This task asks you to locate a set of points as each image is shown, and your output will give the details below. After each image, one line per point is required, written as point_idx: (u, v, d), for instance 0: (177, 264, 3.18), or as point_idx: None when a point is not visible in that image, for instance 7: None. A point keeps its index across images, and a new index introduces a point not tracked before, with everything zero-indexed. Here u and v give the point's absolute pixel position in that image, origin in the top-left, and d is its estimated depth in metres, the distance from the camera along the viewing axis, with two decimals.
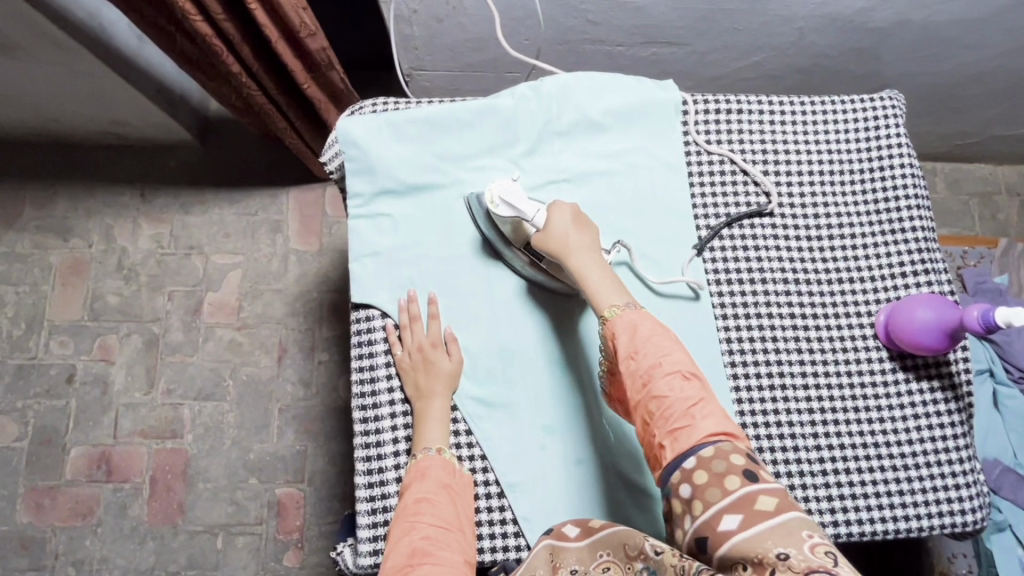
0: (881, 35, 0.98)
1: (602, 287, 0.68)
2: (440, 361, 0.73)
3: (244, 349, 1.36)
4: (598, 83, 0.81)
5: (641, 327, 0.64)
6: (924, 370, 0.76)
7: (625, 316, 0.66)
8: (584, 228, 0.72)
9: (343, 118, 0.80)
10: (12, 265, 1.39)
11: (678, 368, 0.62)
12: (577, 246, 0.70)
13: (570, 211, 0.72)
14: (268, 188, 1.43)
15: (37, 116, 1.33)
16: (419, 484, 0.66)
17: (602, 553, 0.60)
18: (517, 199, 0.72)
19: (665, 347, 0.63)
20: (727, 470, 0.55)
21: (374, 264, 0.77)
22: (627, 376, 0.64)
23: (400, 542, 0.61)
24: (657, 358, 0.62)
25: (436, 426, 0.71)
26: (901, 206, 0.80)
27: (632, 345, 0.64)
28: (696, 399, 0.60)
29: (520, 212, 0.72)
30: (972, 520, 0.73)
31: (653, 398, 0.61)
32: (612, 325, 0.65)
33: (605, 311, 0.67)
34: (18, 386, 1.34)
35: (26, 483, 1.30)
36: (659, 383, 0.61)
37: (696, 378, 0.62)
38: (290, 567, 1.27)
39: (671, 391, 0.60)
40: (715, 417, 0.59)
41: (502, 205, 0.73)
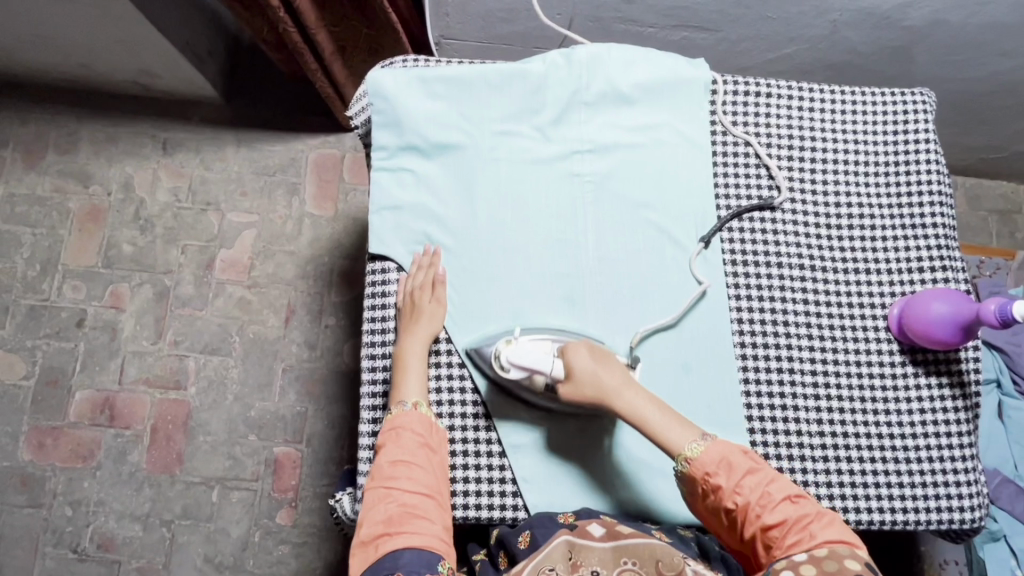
0: (916, 35, 0.97)
1: (665, 425, 0.67)
2: (420, 304, 0.74)
3: (253, 307, 1.37)
4: (629, 55, 0.82)
5: (733, 458, 0.64)
6: (934, 365, 0.76)
7: (712, 452, 0.65)
8: (608, 361, 0.70)
9: (373, 70, 0.80)
10: (31, 206, 1.40)
11: (786, 492, 0.63)
12: (614, 387, 0.68)
13: (585, 348, 0.70)
14: (288, 149, 1.44)
15: (66, 60, 1.34)
16: (395, 444, 0.66)
17: (627, 560, 0.60)
18: (526, 357, 0.69)
19: (768, 473, 0.65)
20: (839, 570, 0.56)
21: (394, 218, 0.78)
22: (737, 509, 0.63)
23: (376, 510, 0.63)
24: (763, 487, 0.63)
25: (414, 379, 0.71)
26: (924, 201, 0.80)
27: (737, 478, 0.64)
28: (814, 518, 0.61)
29: (533, 368, 0.69)
30: (971, 519, 0.73)
31: (769, 528, 0.61)
32: (699, 467, 0.64)
33: (684, 450, 0.66)
34: (29, 326, 1.35)
35: (30, 422, 1.32)
36: (772, 509, 0.62)
37: (803, 497, 0.64)
38: (283, 525, 1.28)
39: (786, 516, 0.62)
40: (833, 527, 0.61)
41: (513, 367, 0.70)
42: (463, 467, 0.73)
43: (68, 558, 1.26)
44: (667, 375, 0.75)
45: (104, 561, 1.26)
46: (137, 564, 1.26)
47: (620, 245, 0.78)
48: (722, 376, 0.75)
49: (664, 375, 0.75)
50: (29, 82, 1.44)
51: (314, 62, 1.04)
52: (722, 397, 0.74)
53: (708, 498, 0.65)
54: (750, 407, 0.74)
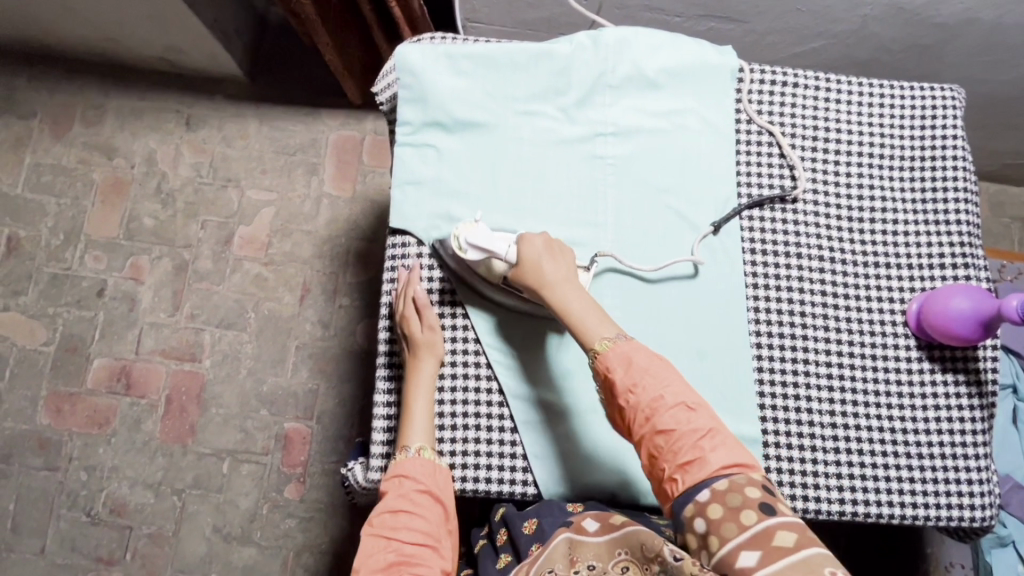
0: (947, 33, 0.96)
1: (586, 317, 0.67)
2: (414, 337, 0.74)
3: (269, 284, 1.38)
4: (656, 40, 0.82)
5: (636, 357, 0.63)
6: (951, 361, 0.75)
7: (619, 349, 0.64)
8: (557, 256, 0.71)
9: (401, 46, 0.82)
10: (57, 176, 1.43)
11: (681, 398, 0.61)
12: (555, 279, 0.69)
13: (539, 239, 0.71)
14: (309, 130, 1.45)
15: (96, 33, 1.36)
16: (396, 491, 0.66)
17: (620, 550, 0.59)
18: (486, 240, 0.71)
19: (663, 376, 0.62)
20: (742, 504, 0.53)
21: (415, 192, 0.79)
22: (627, 409, 0.62)
23: (376, 557, 0.62)
24: (658, 391, 0.61)
25: (420, 418, 0.72)
26: (949, 197, 0.79)
27: (632, 379, 0.62)
28: (706, 432, 0.58)
29: (491, 251, 0.71)
30: (981, 517, 0.73)
31: (658, 434, 0.60)
32: (603, 361, 0.64)
33: (596, 345, 0.65)
34: (51, 293, 1.38)
35: (48, 387, 1.35)
36: (663, 415, 0.60)
37: (700, 407, 0.60)
38: (290, 499, 1.30)
39: (676, 423, 0.59)
40: (726, 448, 0.58)
41: (471, 249, 0.71)
42: (475, 441, 0.74)
43: (81, 521, 1.29)
44: (682, 359, 0.75)
45: (116, 526, 1.29)
46: (147, 530, 1.29)
47: (638, 229, 0.78)
48: (737, 362, 0.75)
49: (678, 358, 0.75)
50: (58, 54, 1.46)
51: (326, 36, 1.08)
52: (736, 381, 0.74)
53: (606, 393, 0.64)
54: (763, 395, 0.74)
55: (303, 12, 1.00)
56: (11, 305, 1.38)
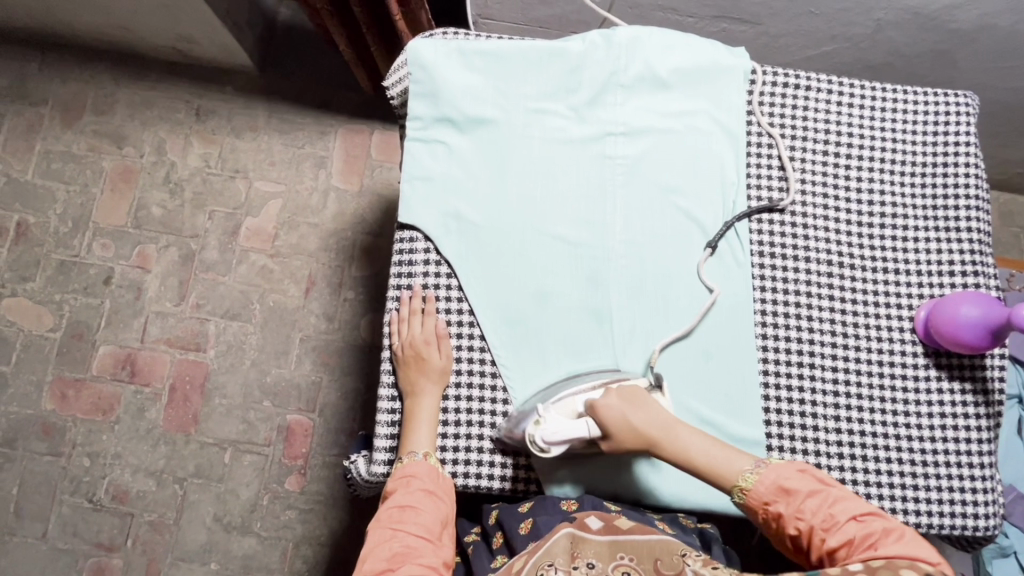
0: (962, 39, 0.94)
1: (718, 457, 0.65)
2: (431, 362, 0.74)
3: (274, 276, 1.39)
4: (669, 40, 0.81)
5: (789, 483, 0.62)
6: (958, 370, 0.75)
7: (767, 480, 0.63)
8: (639, 402, 0.67)
9: (414, 41, 0.82)
10: (67, 163, 1.44)
11: (849, 511, 0.60)
12: (652, 430, 0.66)
13: (613, 398, 0.66)
14: (317, 123, 1.45)
15: (108, 22, 1.37)
16: (404, 489, 0.66)
17: (623, 555, 0.60)
18: (563, 430, 0.66)
19: (828, 492, 0.62)
20: None
21: (424, 188, 0.79)
22: (801, 534, 0.61)
23: (381, 547, 0.62)
24: (826, 509, 0.60)
25: (424, 431, 0.72)
26: (960, 204, 0.79)
27: (797, 504, 0.61)
28: (884, 535, 0.58)
29: (573, 439, 0.67)
30: (984, 526, 0.72)
31: (835, 552, 0.59)
32: (756, 497, 0.63)
33: (740, 480, 0.64)
34: (58, 280, 1.39)
35: (54, 372, 1.35)
36: (836, 531, 0.59)
37: (870, 515, 0.60)
38: (290, 490, 1.30)
39: (852, 536, 0.59)
40: (902, 544, 0.57)
41: (552, 446, 0.67)
42: (478, 436, 0.75)
43: (83, 507, 1.30)
44: (688, 362, 0.75)
45: (118, 513, 1.30)
46: (148, 518, 1.30)
47: (646, 229, 0.78)
48: (743, 366, 0.75)
49: (685, 362, 0.75)
50: (71, 42, 1.47)
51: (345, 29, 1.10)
52: (741, 384, 0.74)
53: (772, 526, 0.63)
54: (767, 399, 0.74)
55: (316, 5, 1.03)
56: (19, 291, 1.38)
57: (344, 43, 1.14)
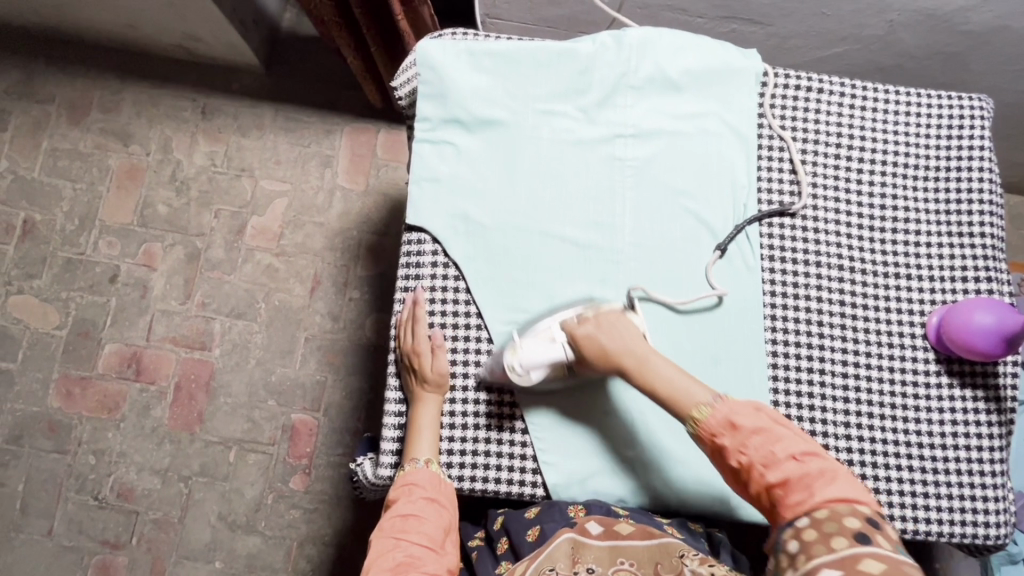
0: (976, 41, 0.93)
1: (678, 385, 0.65)
2: (426, 372, 0.73)
3: (280, 275, 1.39)
4: (680, 41, 0.81)
5: (739, 418, 0.60)
6: (970, 377, 0.74)
7: (718, 413, 0.61)
8: (613, 325, 0.69)
9: (423, 42, 0.81)
10: (73, 161, 1.44)
11: (791, 449, 0.58)
12: (618, 354, 0.68)
13: (587, 320, 0.70)
14: (323, 122, 1.45)
15: (115, 20, 1.37)
16: (406, 498, 0.66)
17: (623, 560, 0.60)
18: (538, 353, 0.70)
19: (775, 430, 0.59)
20: (837, 531, 0.52)
21: (432, 190, 0.79)
22: (740, 468, 0.59)
23: (384, 558, 0.62)
24: (769, 446, 0.58)
25: (426, 437, 0.72)
26: (974, 209, 0.78)
27: (741, 438, 0.60)
28: (820, 477, 0.56)
29: (549, 360, 0.70)
30: (995, 535, 0.72)
31: (772, 488, 0.57)
32: (706, 428, 0.62)
33: (693, 411, 0.63)
34: (64, 277, 1.39)
35: (60, 369, 1.36)
36: (775, 468, 0.57)
37: (812, 455, 0.58)
38: (295, 490, 1.30)
39: (790, 474, 0.57)
40: (839, 488, 0.55)
41: (532, 370, 0.70)
42: (485, 440, 0.74)
43: (88, 505, 1.30)
44: (697, 367, 0.74)
45: (123, 511, 1.30)
46: (153, 516, 1.30)
47: (656, 232, 0.77)
48: (753, 371, 0.74)
49: (694, 366, 0.74)
50: (78, 40, 1.47)
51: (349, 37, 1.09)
52: (751, 389, 0.74)
53: (716, 457, 0.62)
54: (777, 404, 0.74)
55: (325, 12, 1.02)
56: (26, 288, 1.39)
57: (353, 55, 1.15)
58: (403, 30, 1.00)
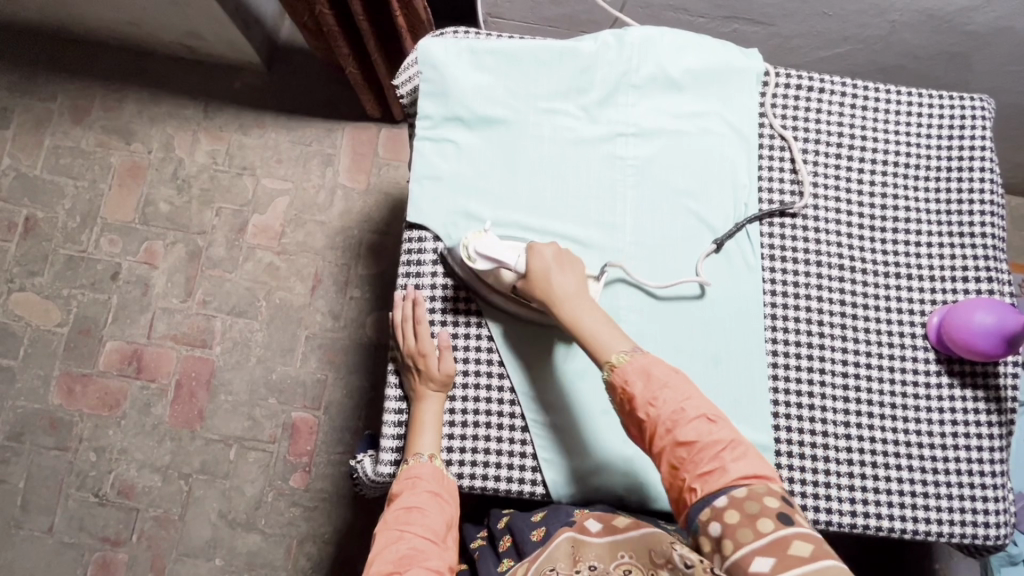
0: (978, 41, 0.93)
1: (603, 335, 0.66)
2: (431, 370, 0.73)
3: (281, 273, 1.39)
4: (681, 40, 0.81)
5: (655, 370, 0.62)
6: (970, 378, 0.74)
7: (635, 362, 0.63)
8: (565, 268, 0.70)
9: (424, 40, 0.81)
10: (75, 159, 1.44)
11: (702, 410, 0.59)
12: (559, 288, 0.68)
13: (549, 247, 0.70)
14: (325, 121, 1.45)
15: (118, 18, 1.37)
16: (410, 491, 0.66)
17: (623, 554, 0.59)
18: (493, 250, 0.71)
19: (686, 389, 0.61)
20: (760, 512, 0.52)
21: (432, 187, 0.79)
22: (647, 421, 0.60)
23: (387, 550, 0.61)
24: (679, 404, 0.60)
25: (430, 433, 0.72)
26: (975, 209, 0.78)
27: (653, 391, 0.61)
28: (729, 444, 0.57)
29: (499, 261, 0.70)
30: (995, 535, 0.72)
31: (679, 446, 0.58)
32: (620, 374, 0.62)
33: (611, 356, 0.64)
34: (66, 275, 1.39)
35: (61, 367, 1.36)
36: (684, 427, 0.58)
37: (721, 421, 0.59)
38: (295, 488, 1.30)
39: (699, 435, 0.58)
40: (748, 459, 0.57)
41: (479, 258, 0.71)
42: (486, 439, 0.74)
43: (89, 502, 1.31)
44: (697, 366, 0.74)
45: (123, 508, 1.30)
46: (154, 513, 1.30)
47: (657, 231, 0.77)
48: (753, 370, 0.74)
49: (694, 365, 0.74)
50: (81, 38, 1.47)
51: (347, 45, 1.09)
52: (751, 388, 0.74)
53: (624, 408, 0.63)
54: (776, 403, 0.74)
55: (325, 22, 1.01)
56: (27, 286, 1.39)
57: (353, 67, 1.15)
58: (401, 28, 1.00)
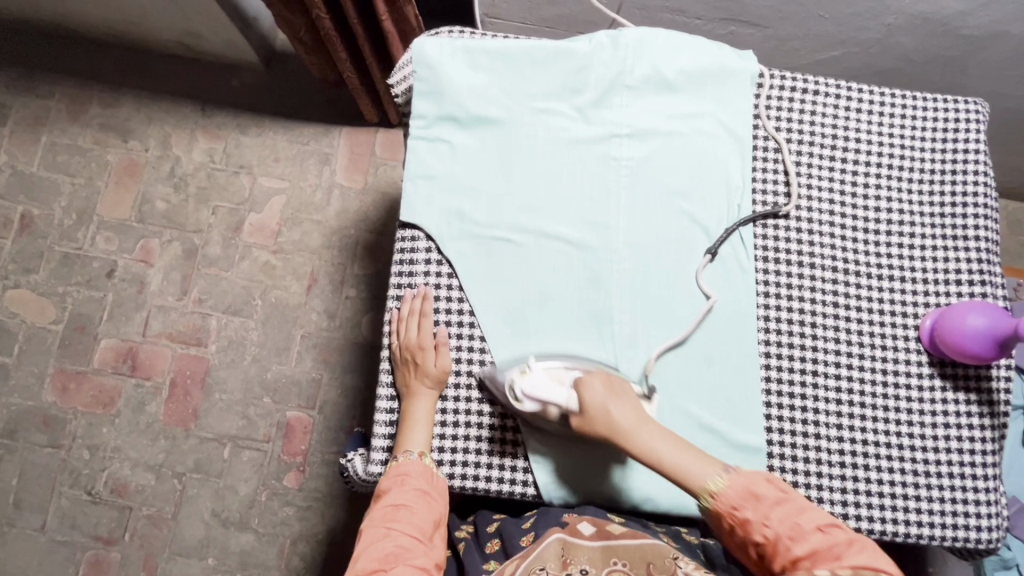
0: (974, 45, 0.93)
1: (686, 460, 0.62)
2: (426, 367, 0.73)
3: (277, 272, 1.39)
4: (677, 42, 0.81)
5: (758, 488, 0.61)
6: (963, 381, 0.74)
7: (735, 486, 0.61)
8: (621, 397, 0.65)
9: (419, 40, 0.81)
10: (72, 156, 1.44)
11: (815, 521, 0.59)
12: (626, 422, 0.63)
13: (597, 379, 0.65)
14: (322, 121, 1.45)
15: (116, 16, 1.37)
16: (399, 488, 0.66)
17: (616, 561, 0.60)
18: (542, 389, 0.66)
19: (796, 501, 0.60)
20: None
21: (426, 187, 0.79)
22: (766, 542, 0.59)
23: (374, 547, 0.61)
24: (793, 517, 0.59)
25: (420, 431, 0.72)
26: (969, 212, 0.78)
27: (764, 510, 0.60)
28: (847, 546, 0.57)
29: (547, 400, 0.65)
30: (987, 539, 0.71)
31: (799, 561, 0.57)
32: (725, 502, 0.60)
33: (705, 486, 0.61)
34: (61, 272, 1.39)
35: (56, 365, 1.36)
36: (802, 540, 0.58)
37: (833, 525, 0.59)
38: (288, 487, 1.30)
39: (816, 545, 0.57)
40: (868, 554, 0.56)
41: (526, 399, 0.67)
42: (478, 439, 0.74)
43: (82, 500, 1.30)
44: (690, 367, 0.74)
45: (116, 506, 1.30)
46: (147, 511, 1.30)
47: (651, 232, 0.77)
48: (745, 372, 0.74)
49: (687, 368, 0.74)
50: (79, 36, 1.47)
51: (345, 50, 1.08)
52: (743, 390, 0.74)
53: (735, 533, 0.61)
54: (769, 405, 0.74)
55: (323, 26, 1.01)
56: (23, 283, 1.39)
57: (349, 72, 1.14)
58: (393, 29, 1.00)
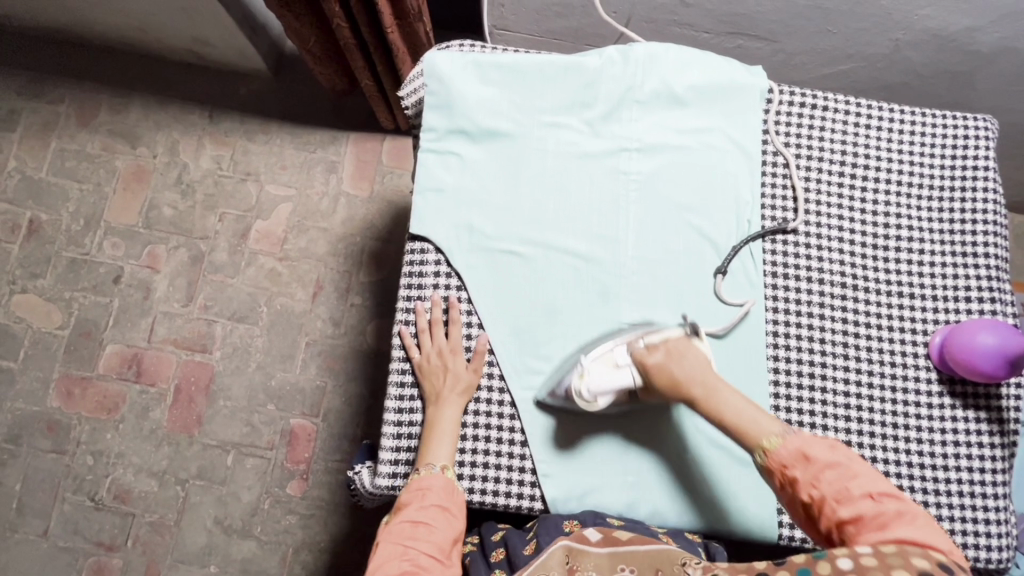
0: (981, 61, 0.94)
1: (749, 414, 0.64)
2: (457, 373, 0.73)
3: (282, 279, 1.39)
4: (686, 57, 0.81)
5: (813, 451, 0.60)
6: (973, 399, 0.74)
7: (790, 445, 0.61)
8: (681, 355, 0.68)
9: (430, 53, 0.82)
10: (80, 162, 1.45)
11: (867, 487, 0.57)
12: (686, 382, 0.67)
13: (656, 346, 0.69)
14: (329, 129, 1.46)
15: (126, 24, 1.38)
16: (419, 503, 0.66)
17: (624, 567, 0.60)
18: (608, 382, 0.69)
19: (852, 467, 0.59)
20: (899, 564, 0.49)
21: (436, 200, 0.79)
22: (811, 502, 0.59)
23: (390, 563, 0.61)
24: (843, 482, 0.58)
25: (445, 442, 0.71)
26: (977, 229, 0.78)
27: (814, 471, 0.59)
28: (896, 517, 0.55)
29: (616, 388, 0.69)
30: (997, 559, 0.71)
31: (844, 525, 0.57)
32: (777, 460, 0.61)
33: (764, 441, 0.62)
34: (68, 277, 1.39)
35: (60, 370, 1.36)
36: (849, 504, 0.57)
37: (889, 495, 0.57)
38: (291, 495, 1.29)
39: (863, 512, 0.56)
40: (922, 528, 0.54)
41: (599, 396, 0.69)
42: (485, 453, 0.74)
43: (85, 506, 1.30)
44: None
45: (119, 513, 1.30)
46: (149, 518, 1.29)
47: (659, 246, 0.77)
48: (754, 387, 0.74)
49: None
50: (89, 43, 1.49)
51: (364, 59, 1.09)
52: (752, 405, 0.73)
53: (785, 491, 0.61)
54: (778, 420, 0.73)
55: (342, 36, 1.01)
56: (29, 288, 1.39)
57: (367, 79, 1.16)
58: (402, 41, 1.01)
